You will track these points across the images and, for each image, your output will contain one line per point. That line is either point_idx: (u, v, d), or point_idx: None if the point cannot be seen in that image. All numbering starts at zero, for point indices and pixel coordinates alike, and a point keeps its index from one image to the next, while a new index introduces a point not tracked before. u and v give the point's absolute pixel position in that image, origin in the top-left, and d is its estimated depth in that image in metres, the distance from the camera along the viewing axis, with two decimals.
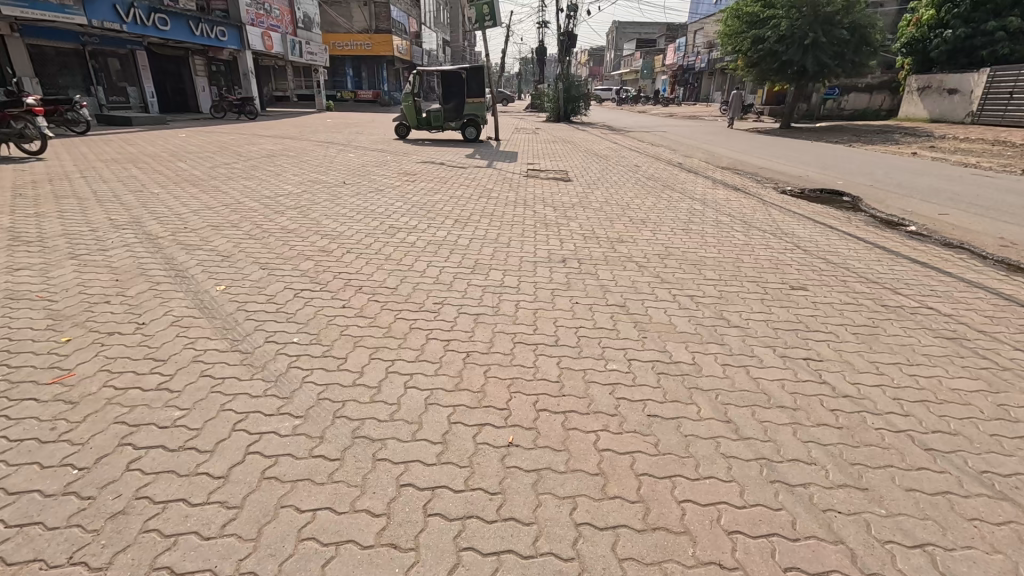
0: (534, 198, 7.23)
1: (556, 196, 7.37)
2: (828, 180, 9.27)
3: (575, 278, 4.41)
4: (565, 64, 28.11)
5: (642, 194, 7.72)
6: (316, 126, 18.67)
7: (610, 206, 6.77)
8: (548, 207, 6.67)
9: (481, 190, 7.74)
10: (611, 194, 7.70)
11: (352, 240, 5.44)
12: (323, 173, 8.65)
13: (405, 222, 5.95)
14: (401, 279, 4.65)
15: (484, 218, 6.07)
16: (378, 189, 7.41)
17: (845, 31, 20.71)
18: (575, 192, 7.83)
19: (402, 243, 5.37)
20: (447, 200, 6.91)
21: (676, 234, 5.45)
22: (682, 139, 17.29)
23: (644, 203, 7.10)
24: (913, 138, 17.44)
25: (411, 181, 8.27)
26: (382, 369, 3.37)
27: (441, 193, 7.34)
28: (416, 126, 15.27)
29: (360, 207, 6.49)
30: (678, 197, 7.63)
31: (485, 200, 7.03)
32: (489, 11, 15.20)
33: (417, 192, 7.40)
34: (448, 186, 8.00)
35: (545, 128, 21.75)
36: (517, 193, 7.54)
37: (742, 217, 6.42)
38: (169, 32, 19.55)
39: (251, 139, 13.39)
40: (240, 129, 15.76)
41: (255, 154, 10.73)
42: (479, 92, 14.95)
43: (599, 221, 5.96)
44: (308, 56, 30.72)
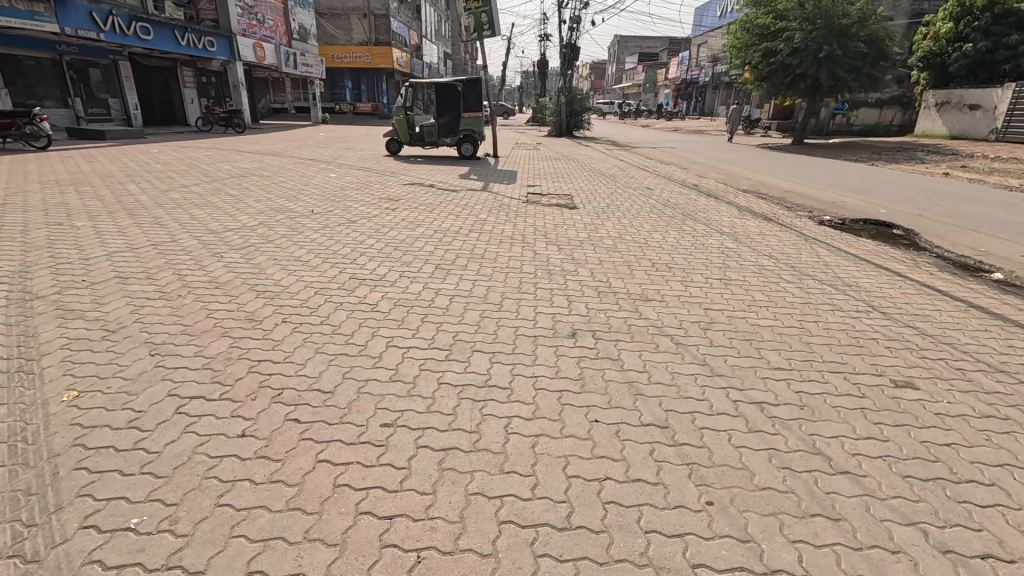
0: (533, 233, 6.07)
1: (559, 230, 6.19)
2: (868, 208, 8.18)
3: (586, 349, 3.13)
4: (567, 77, 27.24)
5: (661, 227, 6.57)
6: (306, 140, 17.63)
7: (623, 245, 5.61)
8: (549, 246, 5.50)
9: (474, 221, 6.63)
10: (624, 227, 6.52)
11: (287, 280, 4.11)
12: (293, 198, 7.51)
13: (369, 260, 4.75)
14: (309, 342, 3.08)
15: (468, 261, 4.83)
16: (350, 221, 6.23)
17: (862, 43, 19.73)
18: (582, 223, 6.69)
19: (355, 284, 4.10)
20: (428, 236, 5.73)
21: (713, 290, 4.30)
22: (692, 156, 16.29)
23: (665, 239, 5.98)
24: (938, 156, 16.39)
25: (392, 209, 7.11)
26: (220, 528, 1.74)
27: (426, 226, 6.21)
28: (409, 141, 14.28)
29: (319, 242, 5.29)
30: (702, 231, 6.45)
31: (475, 235, 5.87)
32: (487, 20, 14.18)
33: (396, 224, 6.23)
34: (434, 215, 6.83)
35: (547, 144, 20.78)
36: (512, 227, 6.37)
37: (786, 263, 5.20)
38: (153, 42, 18.57)
39: (228, 155, 12.27)
40: (220, 143, 14.72)
41: (224, 173, 9.63)
42: (476, 106, 13.94)
43: (614, 267, 4.83)
44: (304, 68, 29.93)
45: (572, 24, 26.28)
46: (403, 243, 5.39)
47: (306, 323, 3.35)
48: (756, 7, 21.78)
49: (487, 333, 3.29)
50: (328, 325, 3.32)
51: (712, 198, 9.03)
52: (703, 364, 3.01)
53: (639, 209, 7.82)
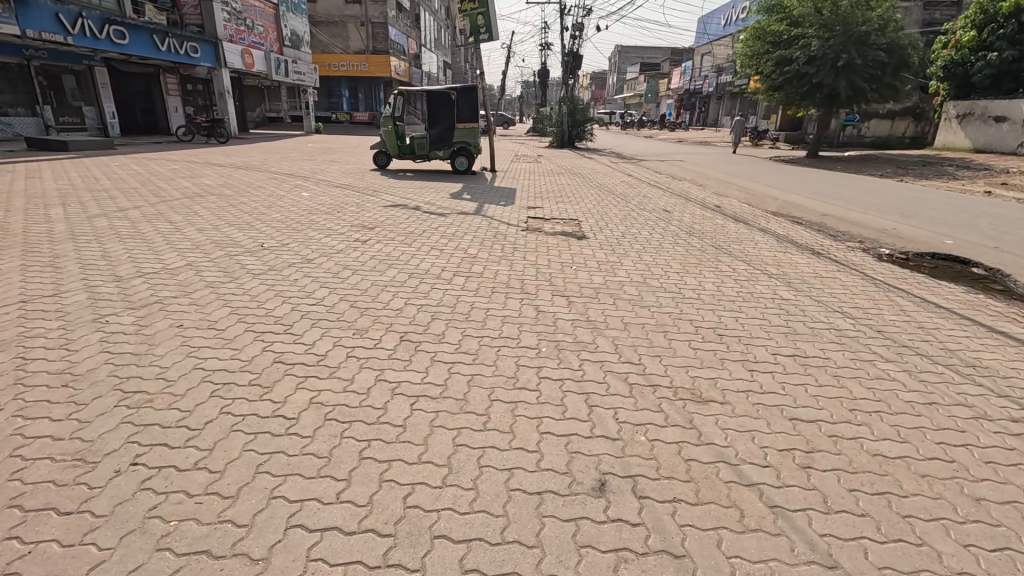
0: (534, 278, 4.86)
1: (566, 273, 4.99)
2: (930, 238, 7.02)
3: (626, 530, 2.06)
4: (569, 87, 26.23)
5: (692, 267, 5.37)
6: (289, 152, 16.49)
7: (652, 297, 4.40)
8: (555, 298, 4.31)
9: (463, 258, 5.44)
10: (646, 266, 5.31)
11: (177, 367, 2.89)
12: (245, 226, 6.30)
13: (309, 326, 3.51)
14: (152, 528, 1.87)
15: (446, 326, 3.63)
16: (305, 259, 5.01)
17: (882, 52, 18.62)
18: (595, 261, 5.49)
19: (279, 373, 2.87)
20: (400, 282, 4.50)
21: (795, 381, 3.14)
22: (703, 170, 15.23)
23: (703, 285, 4.80)
24: (971, 171, 15.24)
25: (363, 241, 5.91)
26: None
27: (403, 266, 5.01)
28: (399, 154, 13.09)
29: (253, 295, 4.05)
30: (744, 273, 5.23)
31: (461, 280, 4.66)
32: (484, 23, 13.01)
33: (362, 263, 4.99)
34: (412, 249, 5.63)
35: (548, 156, 19.72)
36: (508, 266, 5.18)
37: (866, 324, 3.99)
38: (128, 47, 17.47)
39: (195, 170, 11.09)
40: (193, 157, 13.53)
41: (179, 192, 8.44)
42: (472, 117, 12.76)
43: (647, 337, 3.66)
44: (296, 76, 28.90)
45: (574, 31, 25.31)
46: (363, 293, 4.17)
47: (169, 467, 2.16)
48: (768, 14, 20.78)
49: (462, 486, 2.20)
50: (203, 472, 2.14)
51: (741, 223, 7.83)
52: (831, 567, 1.95)
53: (660, 239, 6.62)
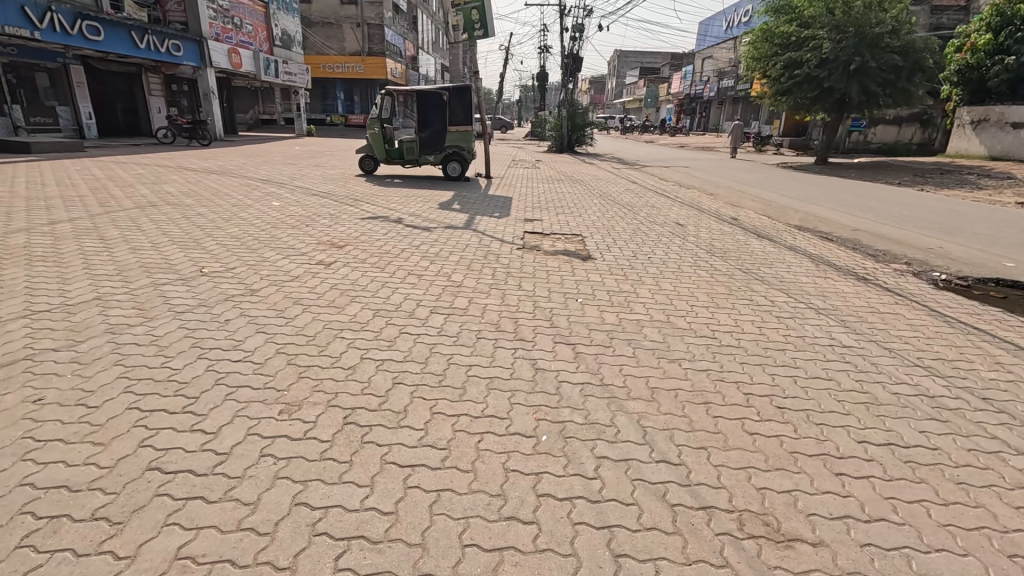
0: (530, 327, 4.10)
1: (573, 324, 4.15)
2: (986, 258, 6.21)
3: None
4: (568, 90, 25.44)
5: (723, 301, 4.59)
6: (273, 156, 15.60)
7: (688, 355, 3.69)
8: (570, 363, 3.54)
9: (448, 295, 4.59)
10: (672, 307, 4.48)
11: (7, 505, 2.21)
12: (190, 244, 5.38)
13: (225, 423, 2.79)
14: None
15: (429, 414, 2.89)
16: (253, 298, 4.27)
17: (896, 55, 17.86)
18: (608, 302, 4.62)
19: (151, 525, 2.12)
20: (367, 327, 3.93)
21: (913, 509, 2.37)
22: (712, 178, 14.43)
23: (744, 332, 4.05)
24: (994, 180, 14.42)
25: (328, 269, 5.05)
26: None
27: (384, 309, 4.25)
28: (386, 159, 12.14)
29: (163, 357, 3.38)
30: (776, 308, 4.45)
31: (444, 324, 4.06)
32: (478, 18, 12.14)
33: (322, 307, 4.20)
34: (388, 287, 4.73)
35: (547, 162, 18.88)
36: (499, 313, 4.31)
37: (957, 398, 3.26)
38: (103, 44, 16.55)
39: (159, 175, 10.14)
40: (166, 160, 12.64)
41: (133, 200, 7.53)
42: (465, 119, 11.84)
43: (686, 422, 2.91)
44: (286, 76, 27.98)
45: (575, 32, 24.49)
46: (316, 362, 3.40)
47: None
48: (776, 15, 20.01)
49: None
50: None
51: (764, 239, 6.98)
52: None
53: (679, 260, 5.75)
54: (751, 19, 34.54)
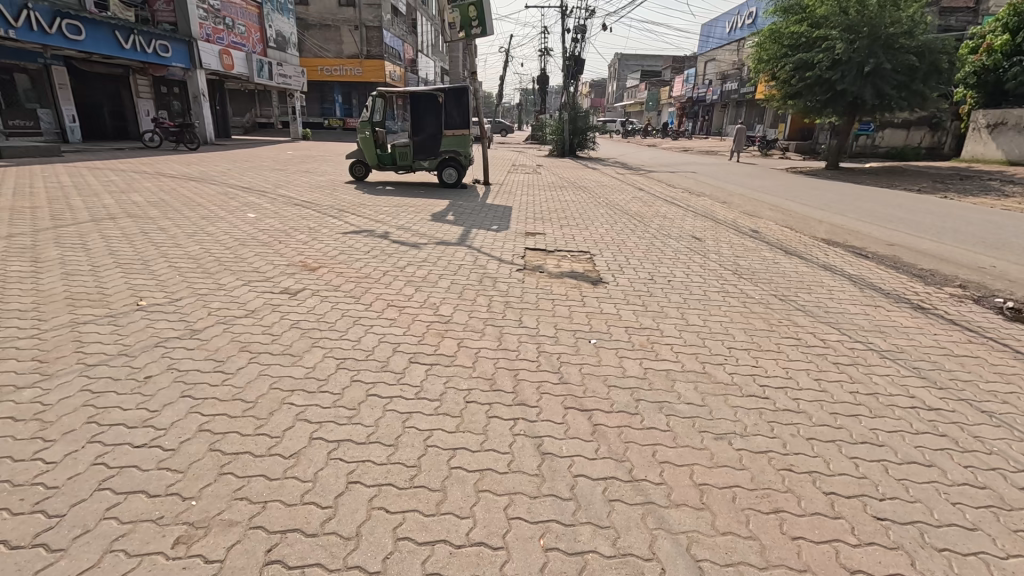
0: (535, 391, 3.55)
1: (582, 381, 3.67)
2: None
3: None
4: (570, 92, 24.77)
5: (768, 352, 4.03)
6: (261, 161, 14.90)
7: (735, 430, 3.20)
8: (588, 445, 3.05)
9: (441, 348, 4.02)
10: (689, 356, 4.00)
11: None
12: (145, 284, 4.73)
13: (87, 567, 2.16)
14: None
15: (397, 545, 2.33)
16: (191, 357, 3.74)
17: (913, 56, 17.18)
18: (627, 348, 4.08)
19: None
20: (326, 401, 3.36)
21: None
22: (721, 184, 13.79)
23: (799, 399, 3.48)
24: (1019, 186, 13.72)
25: (292, 304, 4.57)
26: None
27: (362, 371, 3.69)
28: (378, 164, 11.49)
29: (43, 454, 2.78)
30: (810, 361, 3.92)
31: (425, 382, 3.61)
32: (476, 15, 11.42)
33: (272, 367, 3.68)
34: (360, 328, 4.25)
35: (548, 166, 18.17)
36: (494, 364, 3.86)
37: None
38: (85, 44, 15.90)
39: (133, 183, 9.47)
40: (145, 165, 11.95)
41: (91, 211, 6.84)
42: (461, 122, 11.08)
43: (761, 550, 2.35)
44: (281, 78, 27.29)
45: (577, 33, 23.81)
46: (246, 451, 2.90)
47: None
48: (786, 15, 19.33)
49: None
50: None
51: (791, 255, 6.35)
52: None
53: (705, 285, 5.15)
54: (755, 20, 33.89)
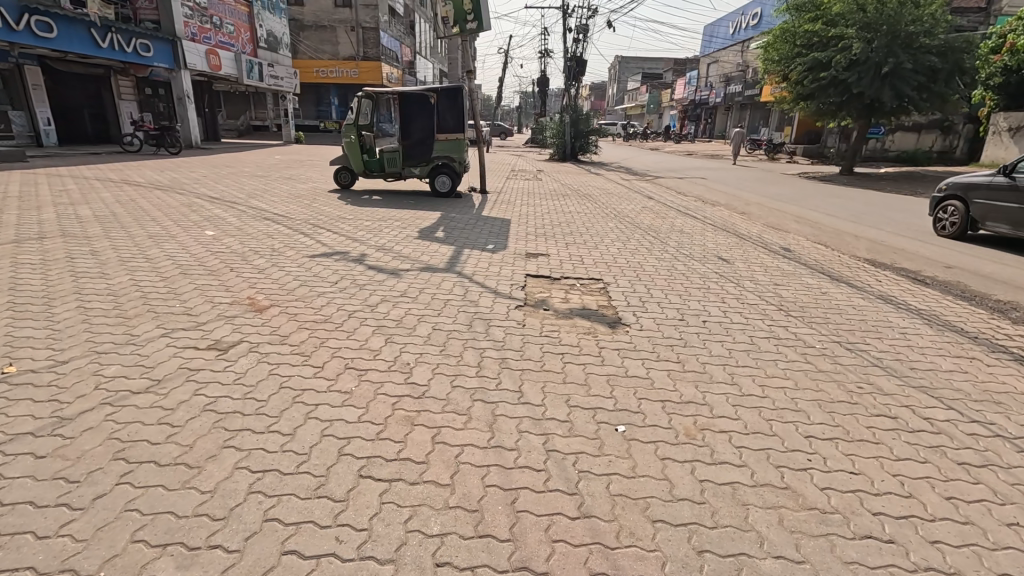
0: (545, 457, 2.27)
1: (668, 544, 1.84)
2: None
3: None
4: (571, 94, 23.86)
5: (870, 407, 2.86)
6: (244, 167, 13.95)
7: (886, 537, 1.92)
8: (645, 566, 1.74)
9: (409, 389, 2.81)
10: (824, 459, 2.36)
11: None
12: (28, 313, 3.57)
13: None
14: None
15: None
16: (29, 402, 2.50)
17: (934, 56, 16.37)
18: (676, 394, 2.90)
19: None
20: (208, 473, 2.07)
21: None
22: (736, 192, 12.86)
23: (955, 480, 2.26)
24: None
25: (208, 331, 3.39)
26: None
27: (280, 423, 2.42)
28: (364, 172, 10.49)
29: None
30: (938, 437, 2.60)
31: (370, 442, 2.33)
32: (471, 8, 10.45)
33: (128, 428, 2.32)
34: (286, 391, 2.72)
35: (549, 171, 17.27)
36: (485, 483, 2.09)
37: None
38: (57, 42, 14.94)
39: (89, 194, 8.50)
40: (112, 173, 10.96)
41: (21, 229, 5.86)
42: (455, 126, 10.17)
43: None
44: (271, 80, 26.40)
45: (577, 33, 22.92)
46: None
47: None
48: (799, 13, 18.44)
49: None
50: None
51: (838, 282, 5.41)
52: None
53: (745, 330, 3.94)
54: (760, 21, 33.00)
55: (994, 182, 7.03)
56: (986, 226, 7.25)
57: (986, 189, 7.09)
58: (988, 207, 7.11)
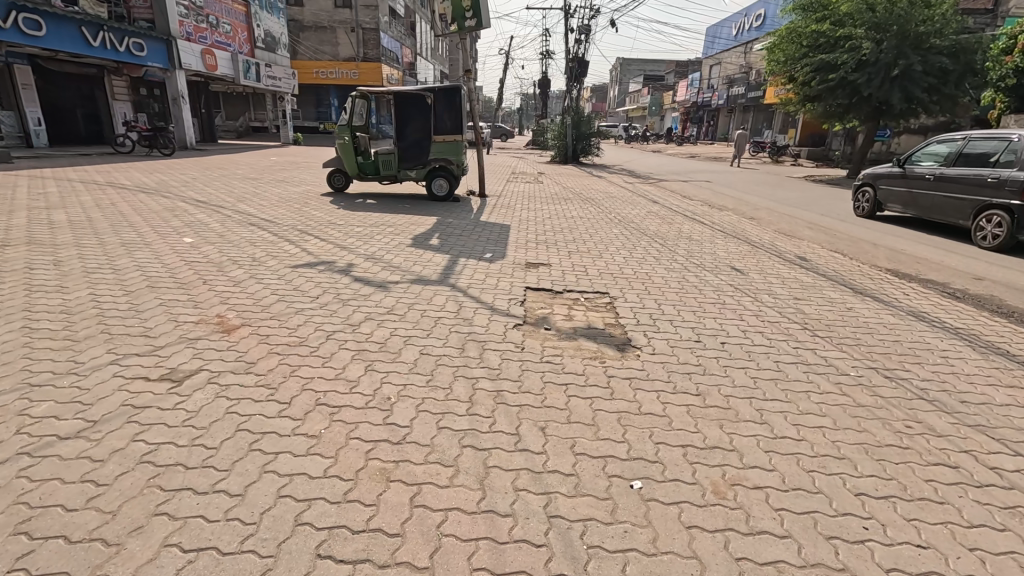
0: (546, 527, 1.87)
1: None
2: None
3: None
4: (573, 95, 23.49)
5: (928, 455, 2.44)
6: (236, 169, 13.55)
7: None
8: None
9: (387, 432, 2.40)
10: (883, 528, 1.96)
11: None
12: None
13: None
14: None
15: None
16: None
17: (945, 57, 15.99)
18: (699, 437, 2.50)
19: None
20: (128, 555, 1.66)
21: None
22: (743, 196, 12.46)
23: None
24: None
25: (164, 359, 2.98)
26: None
27: (229, 481, 2.02)
28: (358, 175, 10.09)
29: None
30: (1014, 495, 2.19)
31: (336, 507, 1.93)
32: (470, 5, 10.05)
33: (42, 490, 1.92)
34: (243, 436, 2.31)
35: (550, 174, 16.87)
36: (472, 567, 1.69)
37: None
38: (47, 41, 14.61)
39: (69, 197, 8.11)
40: (96, 174, 10.58)
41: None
42: (453, 127, 9.79)
43: None
44: (269, 81, 26.06)
45: (580, 34, 22.53)
46: None
47: None
48: (805, 13, 18.07)
49: None
50: None
51: (864, 296, 4.99)
52: None
53: (769, 355, 3.52)
54: (765, 22, 32.64)
55: (895, 172, 8.90)
56: (886, 206, 9.17)
57: (889, 177, 8.96)
58: (889, 191, 8.97)
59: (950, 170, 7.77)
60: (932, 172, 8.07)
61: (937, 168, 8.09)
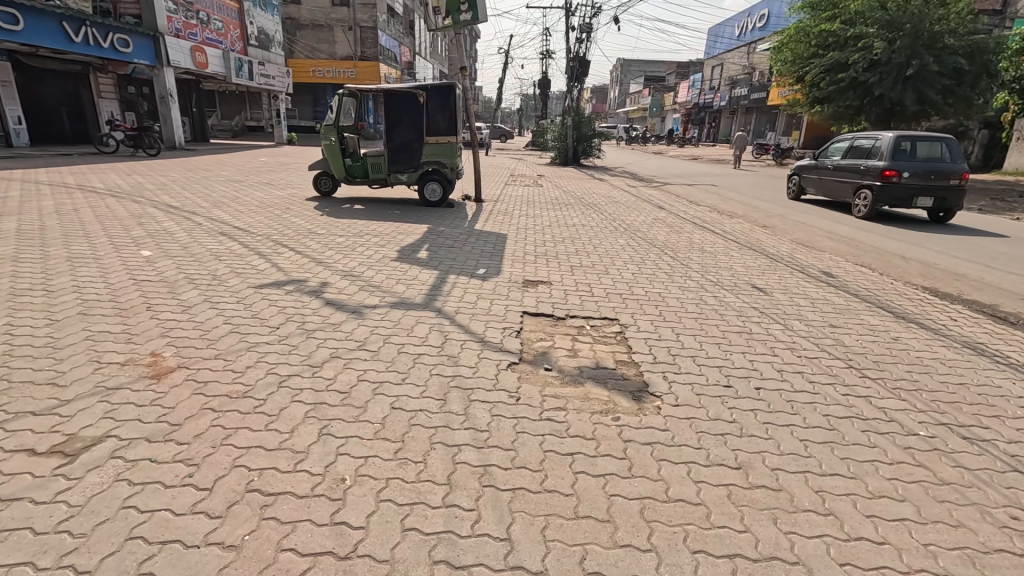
0: None
1: None
2: None
3: None
4: (574, 95, 22.87)
5: None
6: (221, 171, 12.90)
7: None
8: None
9: (332, 540, 1.77)
10: None
11: None
12: None
13: None
14: None
15: None
16: None
17: (961, 57, 15.24)
18: (750, 542, 1.88)
19: None
20: None
21: None
22: (753, 201, 11.88)
23: None
24: None
25: (60, 423, 2.34)
26: None
27: None
28: (346, 178, 9.44)
29: None
30: None
31: None
32: None
33: None
34: (132, 552, 1.69)
35: (549, 176, 16.26)
36: None
37: None
38: (26, 36, 13.99)
39: (30, 202, 7.48)
40: (67, 176, 9.95)
41: None
42: (447, 128, 9.15)
43: None
44: (262, 79, 25.44)
45: (581, 32, 21.91)
46: None
47: None
48: (814, 13, 17.59)
49: None
50: None
51: (908, 323, 4.39)
52: None
53: (816, 406, 2.90)
54: (770, 22, 32.06)
55: (812, 163, 10.91)
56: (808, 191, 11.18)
57: (807, 167, 10.99)
58: (806, 178, 11.02)
59: (842, 162, 9.80)
60: (831, 162, 10.15)
61: (835, 159, 10.12)
